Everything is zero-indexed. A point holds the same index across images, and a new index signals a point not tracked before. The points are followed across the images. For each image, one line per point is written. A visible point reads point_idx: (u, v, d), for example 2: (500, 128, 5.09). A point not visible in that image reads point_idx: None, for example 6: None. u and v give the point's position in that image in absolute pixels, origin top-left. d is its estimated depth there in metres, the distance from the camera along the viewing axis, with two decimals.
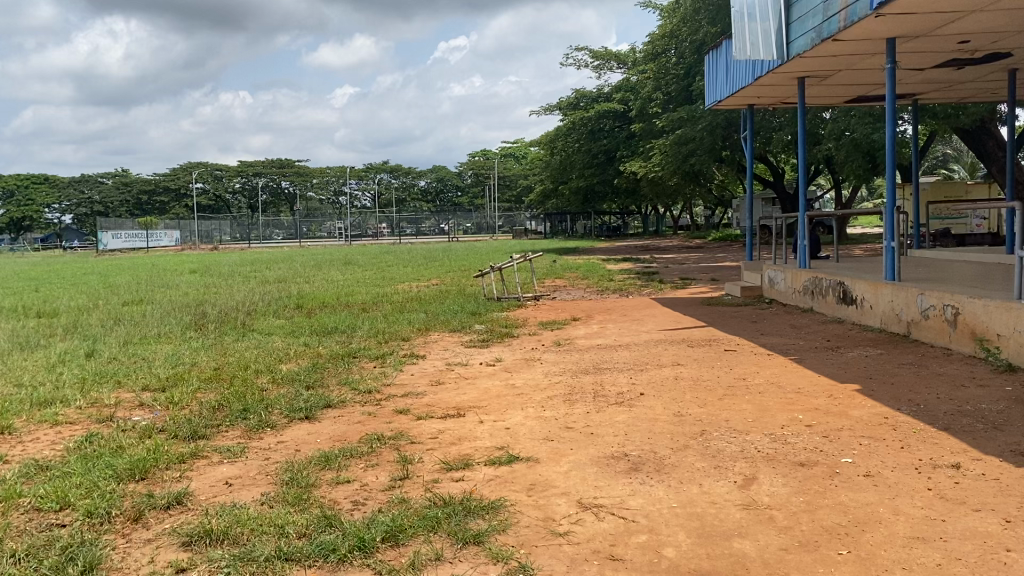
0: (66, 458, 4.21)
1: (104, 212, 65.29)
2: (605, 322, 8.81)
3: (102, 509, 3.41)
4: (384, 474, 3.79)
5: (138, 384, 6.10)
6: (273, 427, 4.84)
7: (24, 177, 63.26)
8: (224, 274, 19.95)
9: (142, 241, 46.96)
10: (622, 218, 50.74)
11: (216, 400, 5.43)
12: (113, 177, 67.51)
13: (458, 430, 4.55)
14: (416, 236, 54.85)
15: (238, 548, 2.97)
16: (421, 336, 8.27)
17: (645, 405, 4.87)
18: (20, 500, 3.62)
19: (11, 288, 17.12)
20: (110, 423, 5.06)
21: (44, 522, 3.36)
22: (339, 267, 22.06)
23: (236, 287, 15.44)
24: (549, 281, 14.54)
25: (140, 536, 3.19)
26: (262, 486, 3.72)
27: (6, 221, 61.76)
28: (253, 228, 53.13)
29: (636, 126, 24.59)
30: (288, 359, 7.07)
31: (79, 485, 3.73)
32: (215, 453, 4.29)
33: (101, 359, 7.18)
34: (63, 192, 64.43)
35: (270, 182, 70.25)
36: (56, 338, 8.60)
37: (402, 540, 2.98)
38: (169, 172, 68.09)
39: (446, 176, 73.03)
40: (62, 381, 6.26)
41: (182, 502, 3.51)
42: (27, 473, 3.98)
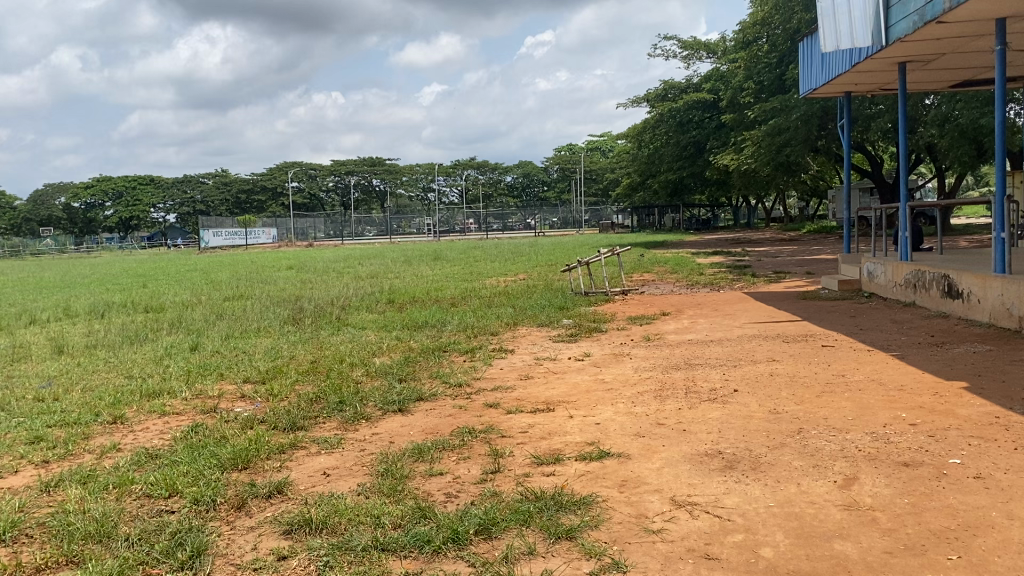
0: (173, 447, 4.40)
1: (206, 211, 68.02)
2: (696, 317, 8.66)
3: (207, 496, 3.56)
4: (476, 467, 3.82)
5: (239, 376, 6.33)
6: (367, 419, 4.95)
7: (132, 179, 66.61)
8: (319, 270, 20.53)
9: (242, 239, 48.80)
10: (713, 211, 49.96)
11: (314, 391, 5.59)
12: (214, 177, 70.23)
13: (548, 425, 4.54)
14: (503, 231, 55.21)
15: (336, 537, 3.04)
16: (510, 331, 8.30)
17: (739, 402, 4.77)
18: (133, 486, 3.80)
19: (123, 284, 17.99)
20: (213, 414, 5.26)
21: (154, 509, 3.51)
22: (428, 262, 22.38)
23: (332, 282, 15.87)
24: (638, 276, 14.39)
25: (243, 523, 3.30)
26: (359, 477, 3.79)
27: (116, 221, 65.25)
28: (346, 225, 54.36)
29: (727, 116, 24.08)
30: (380, 352, 7.20)
31: (186, 474, 3.88)
32: (313, 444, 4.41)
33: (205, 353, 7.47)
34: (168, 192, 67.47)
35: (361, 180, 71.84)
36: (163, 332, 8.99)
37: (495, 533, 3.00)
38: (265, 172, 70.41)
39: (532, 172, 73.21)
40: (169, 373, 6.56)
41: (282, 491, 3.63)
42: (138, 461, 4.17)
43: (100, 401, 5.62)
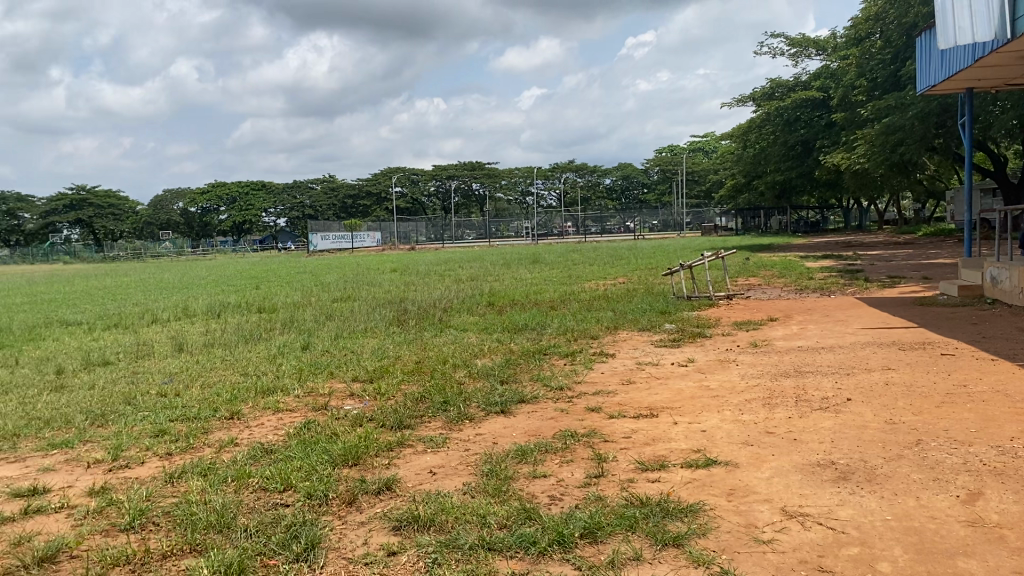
0: (287, 443, 4.56)
1: (314, 215, 70.32)
2: (805, 323, 8.41)
3: (320, 491, 3.68)
4: (580, 470, 3.82)
5: (348, 375, 6.52)
6: (471, 419, 5.01)
7: (246, 185, 69.52)
8: (421, 272, 20.91)
9: (348, 242, 50.26)
10: (822, 213, 48.37)
11: (419, 391, 5.70)
12: (321, 183, 72.51)
13: (652, 431, 4.50)
14: (603, 234, 54.98)
15: (444, 535, 3.09)
16: (611, 335, 8.26)
17: (852, 411, 4.61)
18: (250, 479, 3.97)
19: (238, 285, 18.79)
20: (324, 411, 5.43)
21: (270, 501, 3.65)
22: (528, 265, 22.51)
23: (434, 285, 16.16)
24: (742, 280, 14.07)
25: (354, 518, 3.40)
26: (464, 476, 3.85)
27: (230, 225, 68.20)
28: (447, 228, 55.21)
29: (838, 115, 23.31)
30: (482, 354, 7.29)
31: (300, 468, 4.03)
32: (419, 443, 4.50)
33: (315, 352, 7.71)
34: (279, 198, 70.08)
35: (462, 184, 72.84)
36: (276, 331, 9.35)
37: (601, 537, 2.99)
38: (370, 177, 72.24)
39: (633, 174, 72.61)
40: (282, 371, 6.81)
41: (390, 488, 3.72)
42: (254, 456, 4.35)
43: (218, 397, 5.90)
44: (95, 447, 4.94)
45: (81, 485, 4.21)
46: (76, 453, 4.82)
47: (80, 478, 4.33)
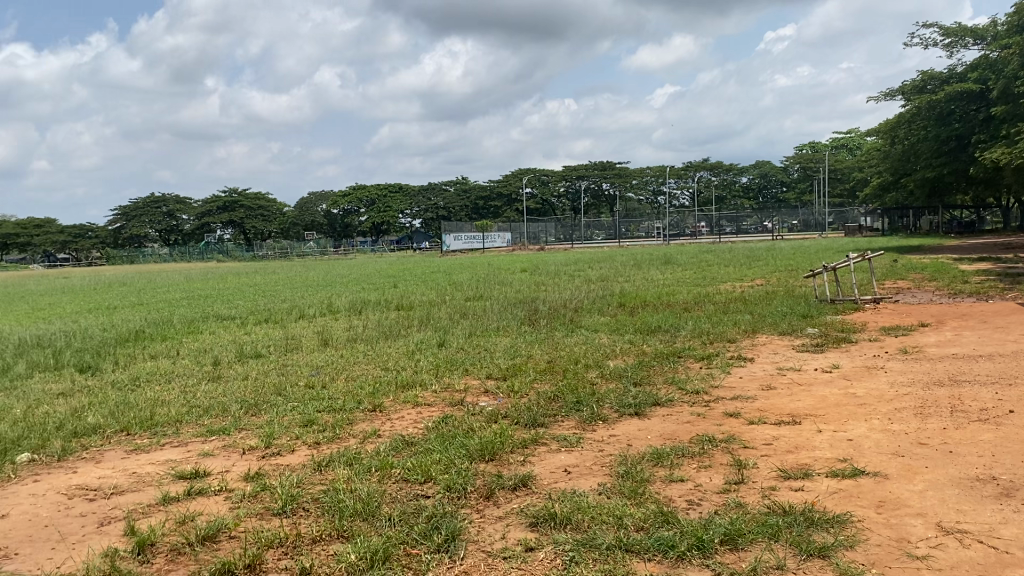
0: (426, 436, 4.69)
1: (447, 216, 71.89)
2: (961, 330, 7.92)
3: (459, 484, 3.77)
4: (718, 476, 3.75)
5: (482, 372, 6.65)
6: (605, 420, 5.00)
7: (384, 188, 71.97)
8: (551, 273, 21.03)
9: (479, 243, 51.23)
10: (978, 212, 45.35)
11: (552, 390, 5.74)
12: (455, 184, 74.05)
13: (794, 438, 4.36)
14: (738, 235, 53.59)
15: (581, 534, 3.10)
16: (748, 339, 8.04)
17: (1016, 424, 4.31)
18: (392, 470, 4.11)
19: (376, 284, 19.49)
20: (460, 407, 5.56)
21: (411, 493, 3.77)
22: (660, 265, 22.19)
23: (566, 285, 16.22)
24: (890, 283, 13.39)
25: (492, 512, 3.46)
26: (599, 477, 3.85)
27: (368, 225, 70.70)
28: (576, 229, 55.17)
29: (998, 108, 21.80)
30: (615, 355, 7.26)
31: (439, 461, 4.15)
32: (554, 441, 4.54)
33: (450, 349, 7.91)
34: (414, 199, 72.09)
35: (593, 184, 72.68)
36: (413, 328, 9.64)
37: (742, 544, 2.93)
38: (502, 178, 73.19)
39: (770, 172, 70.37)
40: (419, 366, 7.02)
41: (527, 485, 3.76)
42: (396, 447, 4.50)
43: (361, 390, 6.14)
44: (248, 434, 5.24)
45: (237, 469, 4.49)
46: (232, 440, 5.14)
47: (236, 463, 4.61)
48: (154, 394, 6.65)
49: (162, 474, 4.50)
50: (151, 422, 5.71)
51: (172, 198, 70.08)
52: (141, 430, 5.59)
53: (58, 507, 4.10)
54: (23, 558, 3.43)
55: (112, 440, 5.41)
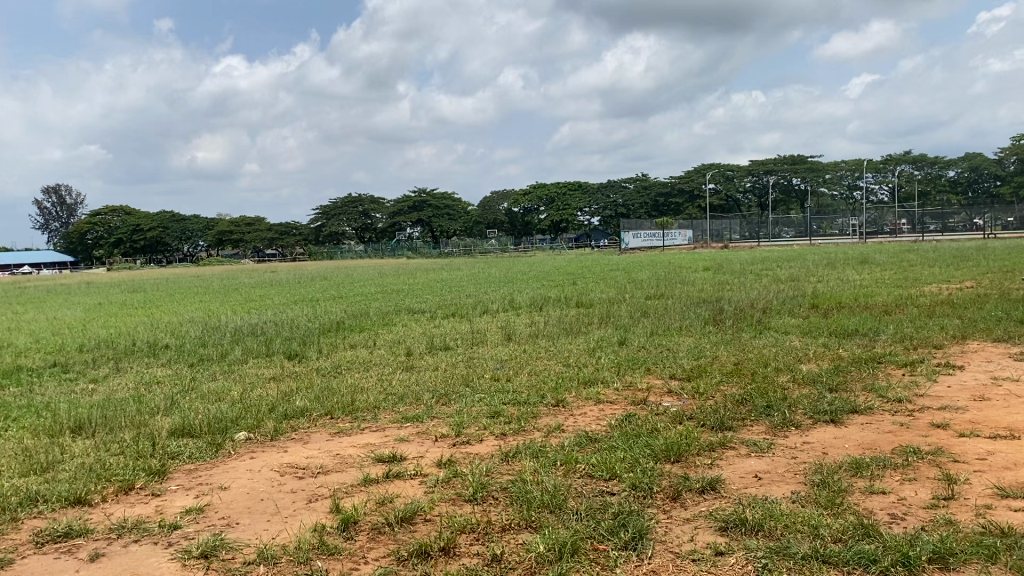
0: (610, 434, 4.71)
1: (628, 213, 71.50)
2: None
3: (645, 483, 3.76)
4: (925, 491, 3.51)
5: (666, 371, 6.58)
6: (798, 426, 4.81)
7: (564, 186, 72.89)
8: (736, 271, 20.42)
9: (660, 241, 50.84)
10: None
11: (740, 394, 5.58)
12: (636, 181, 73.52)
13: (1012, 455, 4.00)
14: (943, 233, 49.77)
15: (774, 541, 3.02)
16: (958, 345, 7.46)
17: None
18: (577, 465, 4.16)
19: (558, 281, 19.76)
20: (644, 406, 5.53)
21: (596, 488, 3.80)
22: (855, 265, 20.95)
23: (751, 285, 15.72)
24: None
25: (679, 514, 3.43)
26: (792, 484, 3.72)
27: (549, 223, 71.84)
28: (763, 226, 52.79)
29: None
30: (807, 359, 6.96)
31: (624, 459, 4.15)
32: (742, 446, 4.42)
33: (632, 347, 7.88)
34: (594, 197, 72.33)
35: (781, 179, 69.93)
36: (594, 326, 9.69)
37: (954, 564, 2.74)
38: (685, 175, 71.90)
39: (982, 164, 64.80)
40: (601, 363, 7.05)
41: (715, 488, 3.69)
42: (580, 443, 4.54)
43: (545, 385, 6.25)
44: (440, 422, 5.48)
45: (430, 456, 4.70)
46: (425, 427, 5.39)
47: (429, 450, 4.83)
48: (353, 380, 7.10)
49: (362, 457, 4.79)
50: (352, 407, 6.09)
51: (365, 197, 74.15)
52: (343, 414, 5.98)
53: (271, 482, 4.46)
54: (243, 528, 3.77)
55: (317, 423, 5.82)
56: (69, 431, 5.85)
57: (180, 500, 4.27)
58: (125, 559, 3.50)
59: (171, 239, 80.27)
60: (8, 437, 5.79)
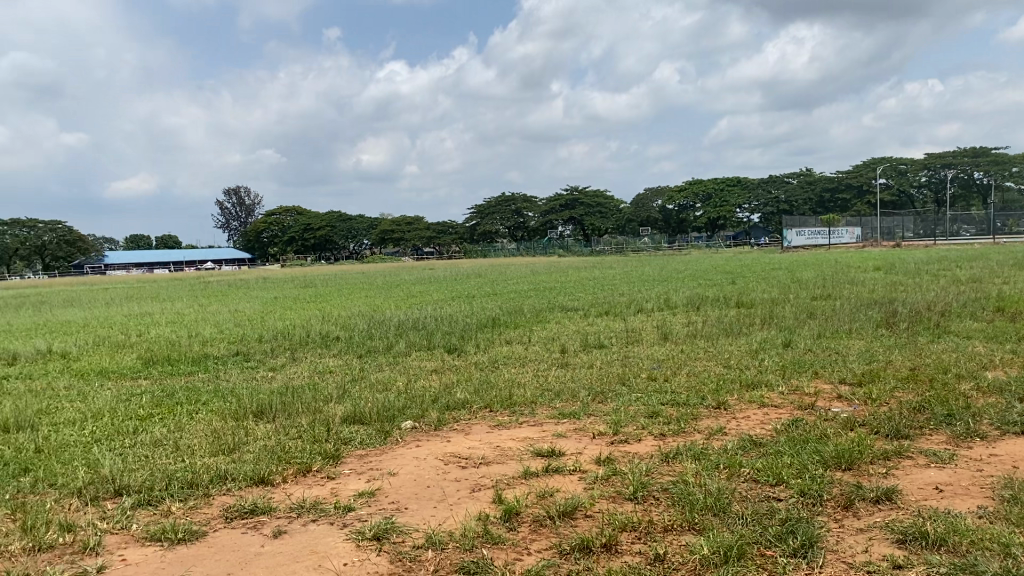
0: (775, 438, 4.57)
1: (789, 210, 68.83)
2: None
3: (814, 490, 3.63)
4: None
5: (834, 376, 6.30)
6: (983, 437, 4.49)
7: (722, 183, 71.40)
8: (911, 271, 19.24)
9: (825, 239, 48.85)
10: None
11: (918, 401, 5.27)
12: (798, 177, 70.72)
13: None
14: None
15: (958, 558, 2.84)
16: None
17: None
18: (741, 468, 4.06)
19: (716, 280, 19.37)
20: (811, 411, 5.32)
21: (761, 493, 3.70)
22: None
23: (928, 285, 14.77)
24: None
25: (852, 524, 3.29)
26: (979, 499, 3.48)
27: (706, 220, 70.90)
28: (940, 224, 48.66)
29: None
30: (993, 366, 6.47)
31: (791, 464, 4.02)
32: (921, 456, 4.17)
33: (797, 350, 7.60)
34: (754, 193, 70.20)
35: (961, 173, 65.30)
36: (756, 326, 9.42)
37: None
38: (852, 170, 68.49)
39: None
40: (764, 366, 6.84)
41: (892, 499, 3.51)
42: (744, 447, 4.43)
43: (704, 387, 6.13)
44: (598, 420, 5.49)
45: (589, 453, 4.72)
46: (582, 424, 5.41)
47: (588, 446, 4.85)
48: (512, 376, 7.23)
49: (522, 450, 4.87)
50: (510, 401, 6.21)
51: (520, 196, 75.16)
52: (501, 408, 6.10)
53: (436, 471, 4.62)
54: (411, 513, 3.93)
55: (478, 415, 5.98)
56: (251, 415, 6.29)
57: (352, 484, 4.50)
58: (304, 538, 3.73)
59: (337, 237, 84.45)
60: (199, 419, 6.29)
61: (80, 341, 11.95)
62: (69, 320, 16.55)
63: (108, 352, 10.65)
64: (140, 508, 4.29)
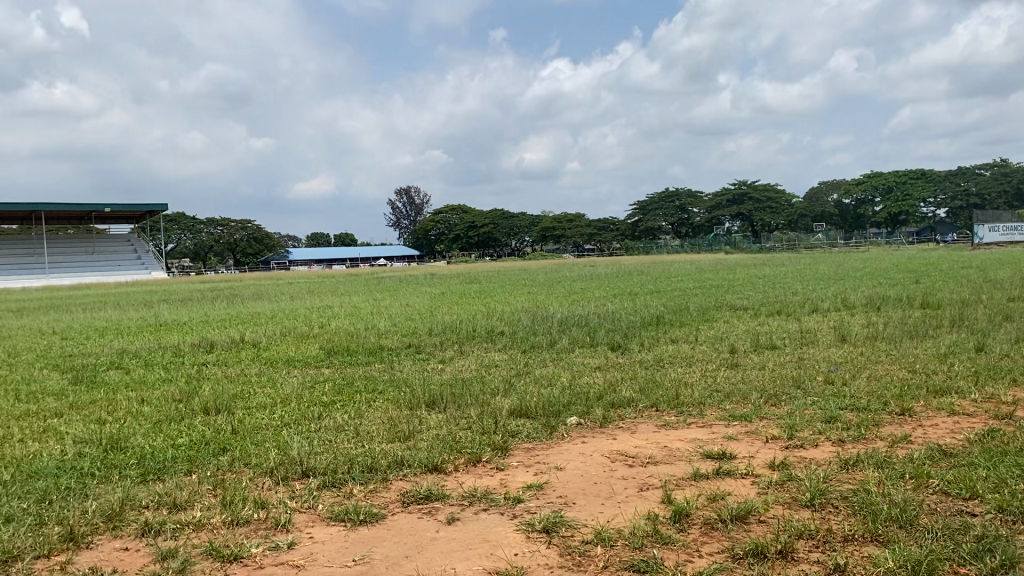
0: (968, 449, 4.26)
1: (981, 204, 63.73)
2: None
3: (1014, 507, 3.36)
4: None
5: None
6: None
7: (905, 175, 67.04)
8: None
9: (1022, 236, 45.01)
10: None
11: None
12: (992, 168, 65.35)
13: None
14: None
15: None
16: None
17: None
18: (930, 479, 3.82)
19: (898, 278, 18.25)
20: (1010, 421, 4.91)
21: (953, 507, 3.47)
22: None
23: None
24: None
25: None
26: None
27: (886, 215, 66.97)
28: None
29: None
30: None
31: (987, 478, 3.74)
32: None
33: (992, 355, 7.03)
34: (940, 186, 65.53)
35: None
36: (944, 329, 8.79)
37: None
38: None
39: None
40: (954, 371, 6.38)
41: None
42: (933, 457, 4.17)
43: (887, 392, 5.80)
44: (770, 423, 5.32)
45: (762, 456, 4.58)
46: (754, 426, 5.26)
47: (760, 450, 4.71)
48: (678, 375, 7.12)
49: (691, 452, 4.80)
50: (677, 401, 6.13)
51: (685, 191, 73.84)
52: (668, 407, 6.03)
53: (603, 468, 4.63)
54: (580, 508, 3.96)
55: (645, 414, 5.93)
56: (424, 405, 6.54)
57: (521, 476, 4.59)
58: (476, 526, 3.85)
59: (501, 235, 86.09)
60: (376, 407, 6.62)
61: (268, 332, 12.83)
62: (258, 312, 17.80)
63: (292, 342, 11.38)
64: (325, 489, 4.56)
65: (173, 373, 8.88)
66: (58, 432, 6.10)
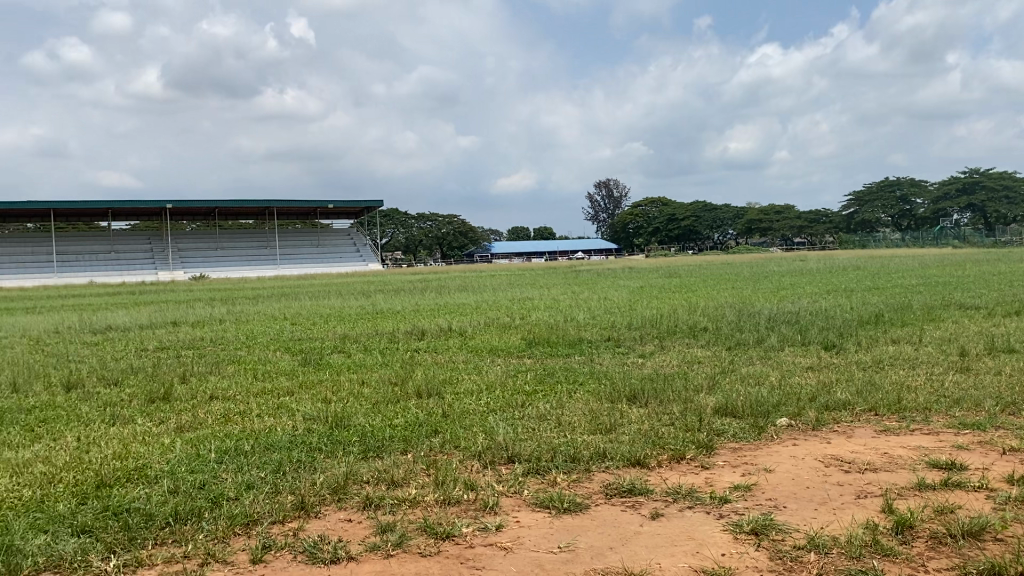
0: None
1: None
2: None
3: None
4: None
5: None
6: None
7: None
8: None
9: None
10: None
11: None
12: None
13: None
14: None
15: None
16: None
17: None
18: None
19: None
20: None
21: None
22: None
23: None
24: None
25: None
26: None
27: None
28: None
29: None
30: None
31: None
32: None
33: None
34: None
35: None
36: None
37: None
38: None
39: None
40: None
41: None
42: None
43: None
44: (1008, 434, 4.85)
45: (998, 469, 4.19)
46: (988, 437, 4.83)
47: (995, 462, 4.32)
48: (901, 378, 6.66)
49: (915, 460, 4.48)
50: (898, 405, 5.72)
51: (907, 180, 68.72)
52: (888, 412, 5.65)
53: (817, 472, 4.42)
54: (791, 512, 3.81)
55: (862, 418, 5.61)
56: (625, 399, 6.53)
57: (727, 476, 4.48)
58: (681, 523, 3.81)
59: (703, 228, 84.08)
60: (577, 398, 6.68)
61: (473, 321, 13.33)
62: (464, 303, 18.48)
63: (496, 332, 11.74)
64: (531, 475, 4.68)
65: (389, 358, 9.45)
66: (290, 409, 6.66)
